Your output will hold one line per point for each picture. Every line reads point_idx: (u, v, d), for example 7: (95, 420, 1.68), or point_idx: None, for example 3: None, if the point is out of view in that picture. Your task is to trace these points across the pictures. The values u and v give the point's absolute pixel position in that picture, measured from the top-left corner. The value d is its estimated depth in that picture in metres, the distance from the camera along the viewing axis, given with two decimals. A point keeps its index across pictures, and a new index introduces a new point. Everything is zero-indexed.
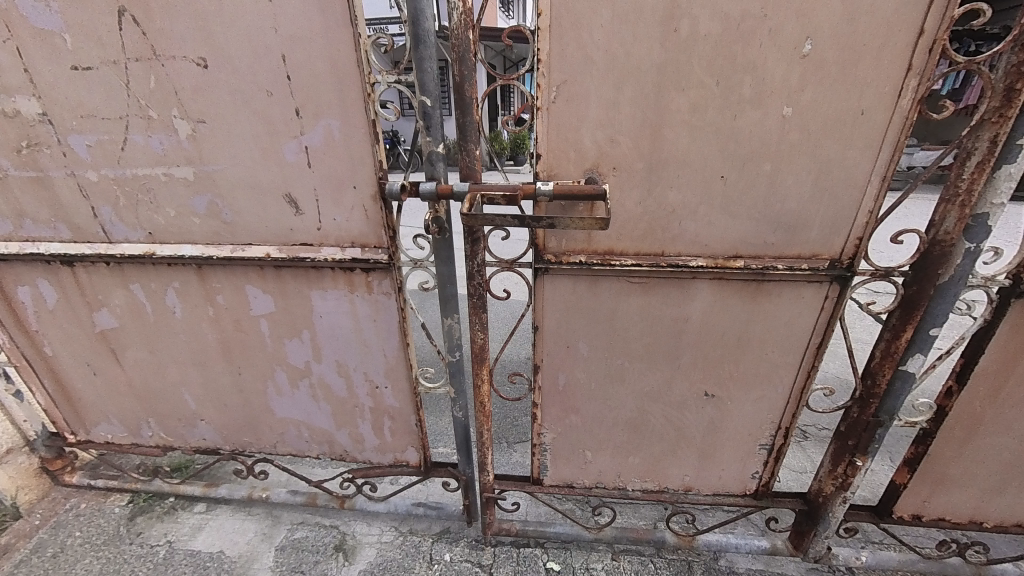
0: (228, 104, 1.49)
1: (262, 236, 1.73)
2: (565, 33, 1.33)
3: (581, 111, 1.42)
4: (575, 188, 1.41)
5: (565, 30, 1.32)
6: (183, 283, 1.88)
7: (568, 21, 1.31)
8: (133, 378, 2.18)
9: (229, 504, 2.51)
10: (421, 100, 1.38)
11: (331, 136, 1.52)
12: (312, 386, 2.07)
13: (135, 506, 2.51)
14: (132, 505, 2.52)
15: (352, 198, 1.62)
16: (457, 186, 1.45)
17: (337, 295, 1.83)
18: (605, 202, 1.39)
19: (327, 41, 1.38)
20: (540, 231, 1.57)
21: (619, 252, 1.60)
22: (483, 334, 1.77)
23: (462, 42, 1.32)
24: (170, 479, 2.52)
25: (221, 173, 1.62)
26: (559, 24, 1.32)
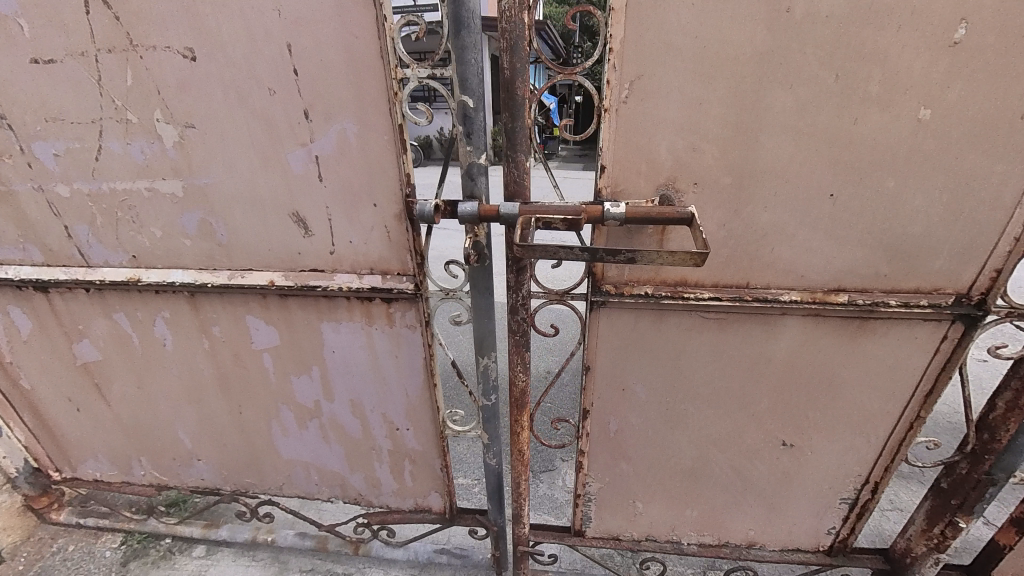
0: (221, 104, 1.22)
1: (264, 260, 1.46)
2: (646, 13, 1.03)
3: (659, 114, 1.13)
4: (652, 210, 1.13)
5: (647, 9, 1.03)
6: (174, 313, 1.62)
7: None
8: (121, 415, 1.93)
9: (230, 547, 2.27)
10: (461, 100, 1.09)
11: (346, 143, 1.24)
12: (323, 427, 1.81)
13: (128, 548, 2.28)
14: (125, 547, 2.28)
15: (372, 217, 1.35)
16: (504, 207, 1.17)
17: (352, 327, 1.56)
18: (691, 227, 1.10)
19: (341, 26, 1.09)
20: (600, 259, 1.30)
21: (693, 283, 1.32)
22: (524, 376, 1.51)
23: (514, 26, 1.02)
24: (166, 519, 2.28)
25: (214, 188, 1.34)
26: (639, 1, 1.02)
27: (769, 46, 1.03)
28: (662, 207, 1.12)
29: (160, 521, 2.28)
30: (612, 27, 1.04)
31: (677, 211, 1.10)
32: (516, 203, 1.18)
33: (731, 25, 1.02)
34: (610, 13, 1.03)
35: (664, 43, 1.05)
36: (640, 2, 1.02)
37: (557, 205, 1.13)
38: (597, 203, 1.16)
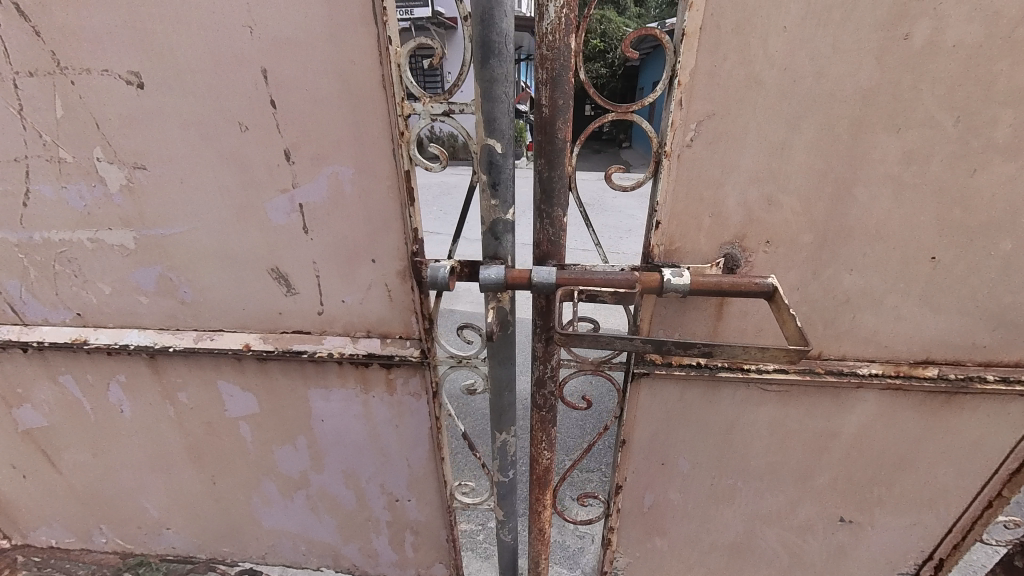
0: (176, 141, 0.96)
1: (237, 320, 1.22)
2: (727, 37, 0.80)
3: (732, 160, 0.90)
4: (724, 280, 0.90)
5: (729, 32, 0.80)
6: (132, 377, 1.37)
7: (736, 16, 0.79)
8: (75, 482, 1.67)
9: None
10: (486, 144, 0.86)
11: (339, 190, 0.99)
12: (311, 498, 1.57)
13: None
14: None
15: (370, 274, 1.11)
16: (537, 272, 0.93)
17: (346, 395, 1.32)
18: (774, 304, 0.88)
19: (329, 47, 0.85)
20: (646, 327, 1.08)
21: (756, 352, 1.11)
22: (550, 453, 1.28)
23: (558, 53, 0.79)
24: None
25: (173, 240, 1.09)
26: (719, 23, 0.79)
27: (877, 82, 0.82)
28: (739, 278, 0.90)
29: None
30: (683, 54, 0.82)
31: (758, 283, 0.88)
32: (551, 267, 0.95)
33: (834, 54, 0.80)
34: (681, 38, 0.81)
35: (745, 75, 0.83)
36: (720, 24, 0.80)
37: (606, 273, 0.91)
38: (653, 269, 0.94)
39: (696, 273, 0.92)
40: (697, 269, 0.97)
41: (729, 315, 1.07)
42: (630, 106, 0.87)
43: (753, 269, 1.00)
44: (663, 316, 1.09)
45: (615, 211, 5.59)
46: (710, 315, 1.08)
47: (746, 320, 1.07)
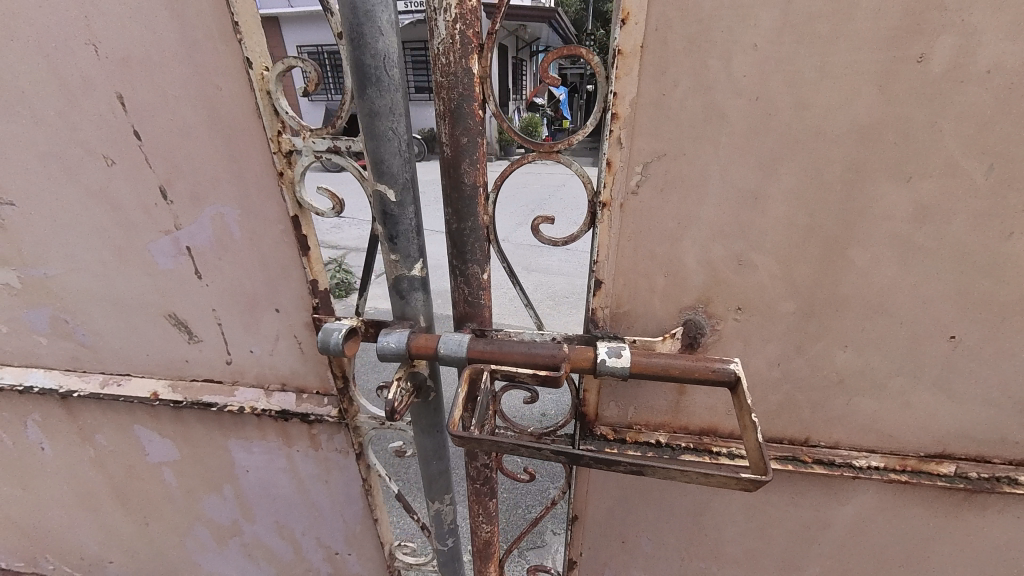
0: (39, 175, 0.83)
1: (141, 366, 1.09)
2: (676, 57, 0.61)
3: (692, 211, 0.71)
4: (676, 360, 0.71)
5: (679, 51, 0.61)
6: (46, 417, 1.26)
7: (689, 30, 0.59)
8: (11, 514, 1.59)
9: None
10: (377, 190, 0.69)
11: (226, 233, 0.85)
12: (246, 546, 1.45)
13: None
14: None
15: (274, 325, 0.95)
16: (447, 341, 0.76)
17: (267, 448, 1.19)
18: (740, 395, 0.68)
19: (188, 69, 0.69)
20: (591, 398, 0.90)
21: (728, 433, 0.91)
22: (492, 527, 1.10)
23: (455, 80, 0.62)
24: None
25: (57, 281, 0.97)
26: (666, 38, 0.60)
27: (883, 117, 0.61)
28: (695, 359, 0.71)
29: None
30: (618, 79, 0.63)
31: (719, 369, 0.69)
32: (467, 332, 0.79)
33: (822, 80, 0.60)
34: (614, 59, 0.62)
35: (703, 105, 0.63)
36: (667, 40, 0.60)
37: (529, 346, 0.73)
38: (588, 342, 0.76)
39: (641, 350, 0.73)
40: (647, 340, 0.79)
41: (694, 389, 0.87)
42: (555, 144, 0.68)
43: (720, 340, 0.80)
44: (613, 386, 0.90)
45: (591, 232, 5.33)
46: (670, 387, 0.89)
47: (712, 396, 0.88)
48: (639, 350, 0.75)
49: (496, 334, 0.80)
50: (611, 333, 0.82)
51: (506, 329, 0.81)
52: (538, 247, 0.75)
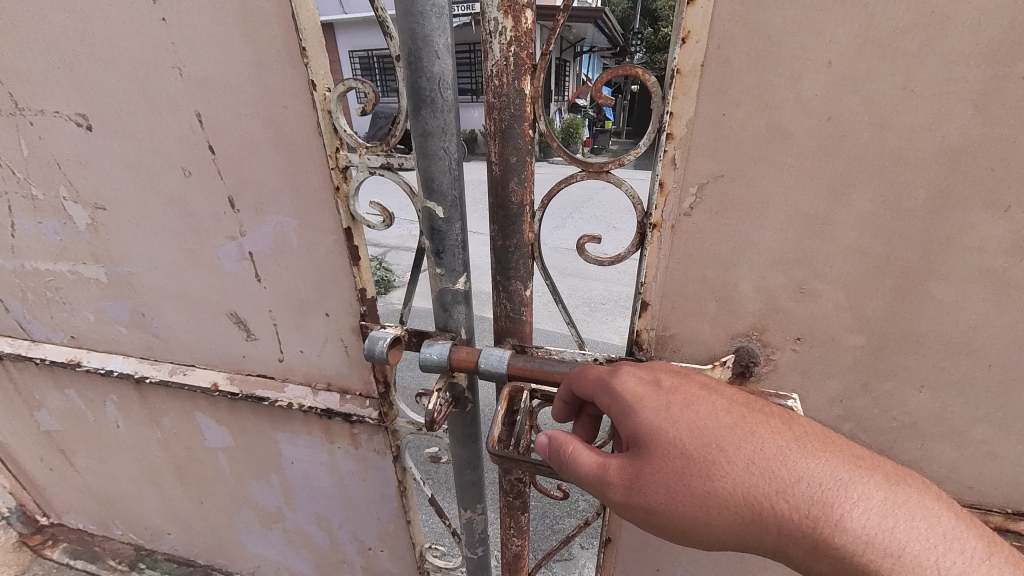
0: (127, 184, 0.92)
1: (203, 358, 1.17)
2: (739, 76, 0.58)
3: (749, 236, 0.67)
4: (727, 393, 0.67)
5: (742, 69, 0.58)
6: (121, 398, 1.39)
7: (754, 48, 0.56)
8: (89, 481, 1.77)
9: None
10: (426, 207, 0.71)
11: (285, 242, 0.90)
12: (287, 532, 1.53)
13: None
14: None
15: (323, 328, 1.00)
16: (488, 357, 0.76)
17: (311, 442, 1.25)
18: None
19: (258, 90, 0.74)
20: None
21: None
22: (522, 541, 1.09)
23: (507, 101, 0.62)
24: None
25: (137, 278, 1.06)
26: (728, 56, 0.57)
27: (977, 140, 0.55)
28: (746, 394, 0.67)
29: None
30: (675, 99, 0.61)
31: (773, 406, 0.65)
32: (507, 348, 0.78)
33: (905, 99, 0.55)
34: (671, 79, 0.60)
35: (767, 126, 0.60)
36: (730, 58, 0.57)
37: (572, 366, 0.73)
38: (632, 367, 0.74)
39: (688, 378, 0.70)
40: (695, 368, 0.75)
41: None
42: (605, 165, 0.67)
43: (775, 371, 0.76)
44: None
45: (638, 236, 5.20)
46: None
47: None
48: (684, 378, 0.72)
49: (536, 351, 0.80)
50: (656, 357, 0.79)
51: (546, 346, 0.80)
52: (582, 265, 0.74)
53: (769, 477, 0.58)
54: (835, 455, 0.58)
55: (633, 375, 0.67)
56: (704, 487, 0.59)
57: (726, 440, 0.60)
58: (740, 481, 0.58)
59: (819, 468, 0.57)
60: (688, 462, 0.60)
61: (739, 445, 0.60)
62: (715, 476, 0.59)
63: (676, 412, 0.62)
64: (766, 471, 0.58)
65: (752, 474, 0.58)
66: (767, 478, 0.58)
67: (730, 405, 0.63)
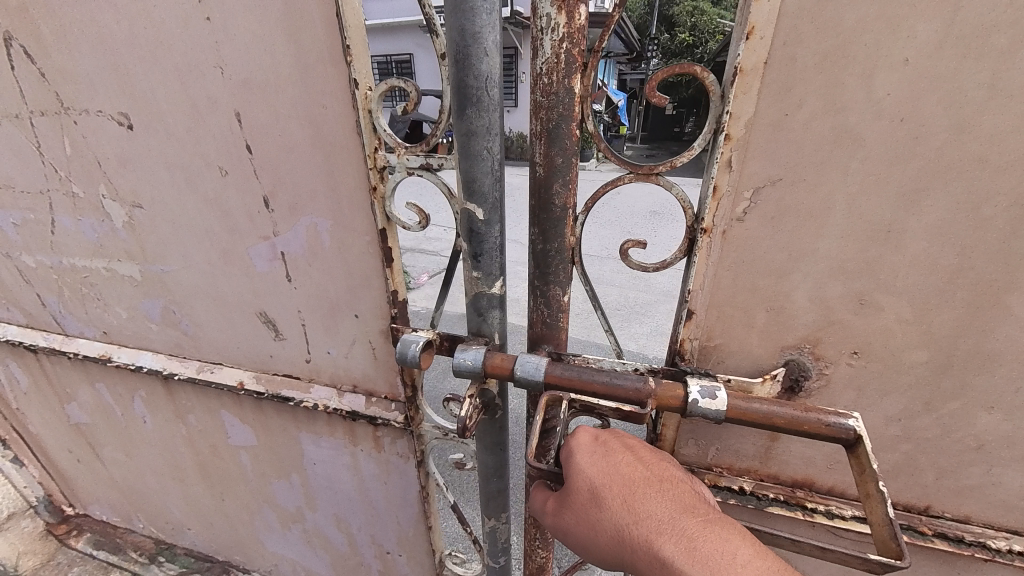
0: (165, 182, 0.93)
1: (231, 357, 1.18)
2: (805, 75, 0.56)
3: (806, 244, 0.64)
4: (780, 410, 0.63)
5: (809, 68, 0.55)
6: (150, 394, 1.41)
7: (822, 46, 0.54)
8: (114, 474, 1.80)
9: None
10: (465, 209, 0.69)
11: (319, 243, 0.89)
12: (306, 533, 1.53)
13: None
14: None
15: (352, 330, 0.99)
16: (524, 365, 0.73)
17: (334, 444, 1.24)
18: (859, 453, 0.61)
19: (301, 91, 0.74)
20: (669, 435, 0.84)
21: (826, 488, 0.82)
22: (547, 552, 1.05)
23: (555, 101, 0.60)
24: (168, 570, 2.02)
25: (171, 276, 1.07)
26: (794, 55, 0.55)
27: None
28: (804, 410, 0.63)
29: (160, 572, 2.00)
30: (735, 99, 0.58)
31: (834, 425, 0.61)
32: (543, 355, 0.76)
33: (984, 101, 0.52)
34: (732, 77, 0.57)
35: (833, 128, 0.57)
36: (796, 57, 0.55)
37: (612, 376, 0.70)
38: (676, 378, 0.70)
39: (738, 392, 0.67)
40: (744, 382, 0.72)
41: (789, 436, 0.79)
42: (655, 167, 0.64)
43: (828, 386, 0.72)
44: (693, 424, 0.84)
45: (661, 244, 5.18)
46: (759, 432, 0.81)
47: (810, 445, 0.79)
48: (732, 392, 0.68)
49: (573, 359, 0.77)
50: (699, 368, 0.76)
51: (583, 354, 0.78)
52: (625, 271, 0.71)
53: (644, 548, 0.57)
54: (717, 549, 0.54)
55: (588, 433, 0.66)
56: (587, 540, 0.62)
57: (621, 507, 0.60)
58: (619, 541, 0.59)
59: (691, 557, 0.54)
60: (580, 514, 0.62)
61: (627, 511, 0.59)
62: (598, 531, 0.61)
63: (591, 471, 0.62)
64: (640, 539, 0.58)
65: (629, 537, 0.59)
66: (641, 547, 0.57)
67: (641, 477, 0.62)
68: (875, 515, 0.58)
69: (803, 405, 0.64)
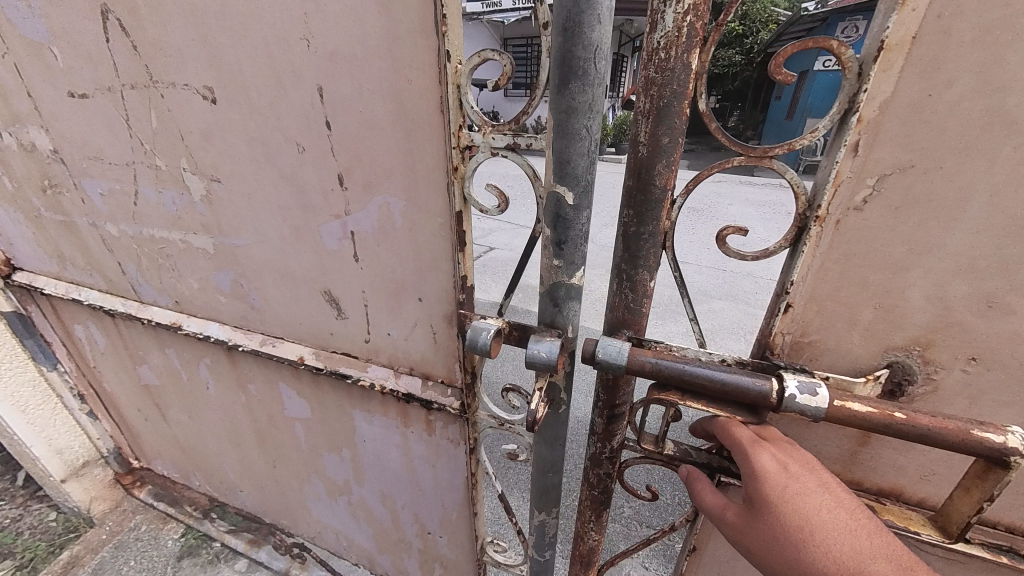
0: (246, 156, 0.94)
1: (293, 330, 1.20)
2: (962, 50, 0.52)
3: (932, 237, 0.61)
4: (930, 435, 0.60)
5: (965, 44, 0.52)
6: (214, 361, 1.47)
7: (986, 17, 0.51)
8: (177, 433, 1.92)
9: (268, 569, 2.09)
10: (554, 192, 0.66)
11: (389, 222, 0.88)
12: (351, 506, 1.58)
13: (186, 542, 2.22)
14: (184, 540, 2.23)
15: (416, 312, 0.98)
16: (612, 353, 0.68)
17: (386, 424, 1.25)
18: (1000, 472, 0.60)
19: (389, 64, 0.73)
20: None
21: (915, 501, 0.79)
22: (600, 536, 1.01)
23: (670, 77, 0.57)
24: (219, 523, 2.16)
25: (243, 250, 1.10)
26: (950, 29, 0.52)
27: None
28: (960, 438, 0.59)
29: (214, 527, 2.16)
30: (874, 77, 0.55)
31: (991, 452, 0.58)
32: (624, 340, 0.72)
33: None
34: (876, 52, 0.54)
35: (986, 109, 0.54)
36: (953, 30, 0.52)
37: (732, 374, 0.65)
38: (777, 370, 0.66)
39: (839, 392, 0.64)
40: (845, 380, 0.70)
41: (881, 438, 0.77)
42: (771, 149, 0.58)
43: (935, 393, 0.69)
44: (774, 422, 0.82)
45: (703, 244, 5.02)
46: (846, 434, 0.79)
47: (903, 454, 0.77)
48: (832, 393, 0.64)
49: (653, 346, 0.74)
50: (792, 363, 0.74)
51: (665, 341, 0.74)
52: (724, 256, 0.66)
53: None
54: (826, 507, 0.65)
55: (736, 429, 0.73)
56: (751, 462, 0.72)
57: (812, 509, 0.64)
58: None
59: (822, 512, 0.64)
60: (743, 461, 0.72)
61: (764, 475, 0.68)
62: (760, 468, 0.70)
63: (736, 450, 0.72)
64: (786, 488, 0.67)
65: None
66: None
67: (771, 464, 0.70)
68: (959, 505, 0.68)
69: (958, 430, 0.59)
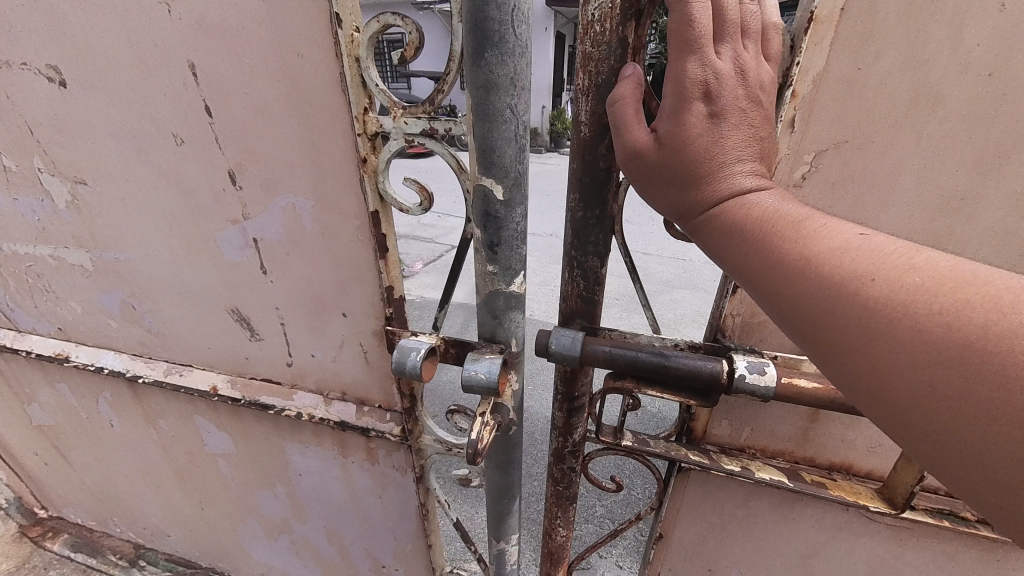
0: (113, 152, 0.77)
1: (201, 356, 1.02)
2: (886, 28, 0.51)
3: (868, 216, 0.61)
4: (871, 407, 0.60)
5: (891, 18, 0.51)
6: (116, 395, 1.26)
7: None
8: (86, 477, 1.66)
9: None
10: (480, 185, 0.55)
11: (297, 227, 0.74)
12: (294, 544, 1.41)
13: None
14: None
15: (340, 330, 0.85)
16: (567, 345, 0.60)
17: (323, 455, 1.11)
18: None
19: (270, 34, 0.59)
20: (705, 412, 0.78)
21: (865, 473, 0.78)
22: (568, 531, 0.92)
23: (606, 52, 0.50)
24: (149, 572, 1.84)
25: (128, 265, 0.92)
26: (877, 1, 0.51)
27: None
28: None
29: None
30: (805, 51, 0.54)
31: None
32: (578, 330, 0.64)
33: None
34: (805, 24, 0.52)
35: (912, 85, 0.53)
36: (879, 3, 0.51)
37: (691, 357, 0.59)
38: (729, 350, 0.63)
39: (786, 370, 0.62)
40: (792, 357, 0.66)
41: (831, 415, 0.74)
42: None
43: None
44: (728, 406, 0.78)
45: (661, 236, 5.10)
46: (799, 411, 0.76)
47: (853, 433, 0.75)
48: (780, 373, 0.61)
49: (608, 334, 0.66)
50: (742, 344, 0.70)
51: (619, 328, 0.67)
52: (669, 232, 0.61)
53: (879, 387, 0.39)
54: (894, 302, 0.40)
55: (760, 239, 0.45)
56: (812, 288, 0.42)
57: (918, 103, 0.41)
58: (917, 340, 0.37)
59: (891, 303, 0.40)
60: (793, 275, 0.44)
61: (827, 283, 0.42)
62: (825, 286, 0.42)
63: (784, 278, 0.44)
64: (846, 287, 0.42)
65: (890, 362, 0.39)
66: (907, 369, 0.38)
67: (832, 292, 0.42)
68: (903, 476, 0.71)
69: None
